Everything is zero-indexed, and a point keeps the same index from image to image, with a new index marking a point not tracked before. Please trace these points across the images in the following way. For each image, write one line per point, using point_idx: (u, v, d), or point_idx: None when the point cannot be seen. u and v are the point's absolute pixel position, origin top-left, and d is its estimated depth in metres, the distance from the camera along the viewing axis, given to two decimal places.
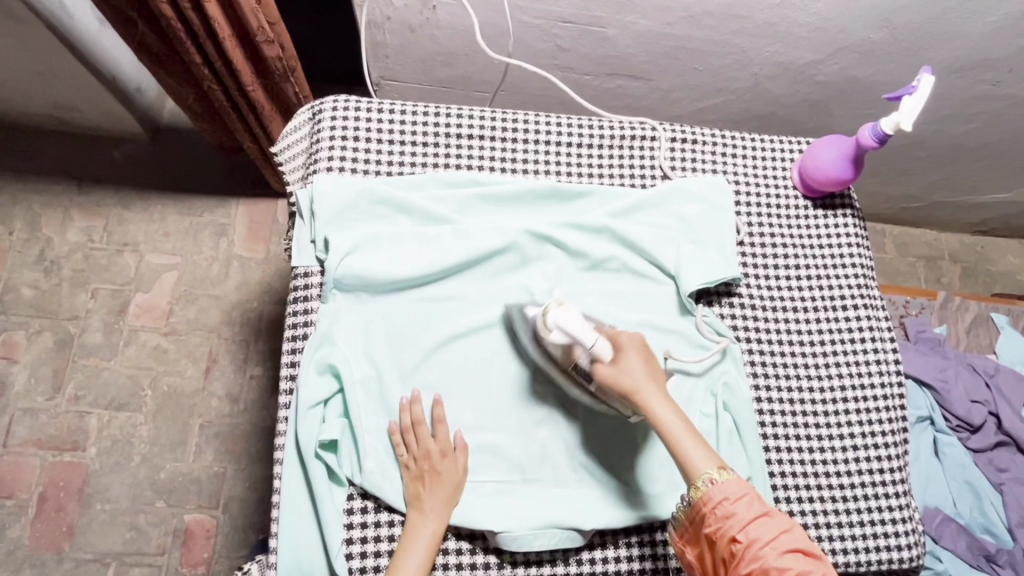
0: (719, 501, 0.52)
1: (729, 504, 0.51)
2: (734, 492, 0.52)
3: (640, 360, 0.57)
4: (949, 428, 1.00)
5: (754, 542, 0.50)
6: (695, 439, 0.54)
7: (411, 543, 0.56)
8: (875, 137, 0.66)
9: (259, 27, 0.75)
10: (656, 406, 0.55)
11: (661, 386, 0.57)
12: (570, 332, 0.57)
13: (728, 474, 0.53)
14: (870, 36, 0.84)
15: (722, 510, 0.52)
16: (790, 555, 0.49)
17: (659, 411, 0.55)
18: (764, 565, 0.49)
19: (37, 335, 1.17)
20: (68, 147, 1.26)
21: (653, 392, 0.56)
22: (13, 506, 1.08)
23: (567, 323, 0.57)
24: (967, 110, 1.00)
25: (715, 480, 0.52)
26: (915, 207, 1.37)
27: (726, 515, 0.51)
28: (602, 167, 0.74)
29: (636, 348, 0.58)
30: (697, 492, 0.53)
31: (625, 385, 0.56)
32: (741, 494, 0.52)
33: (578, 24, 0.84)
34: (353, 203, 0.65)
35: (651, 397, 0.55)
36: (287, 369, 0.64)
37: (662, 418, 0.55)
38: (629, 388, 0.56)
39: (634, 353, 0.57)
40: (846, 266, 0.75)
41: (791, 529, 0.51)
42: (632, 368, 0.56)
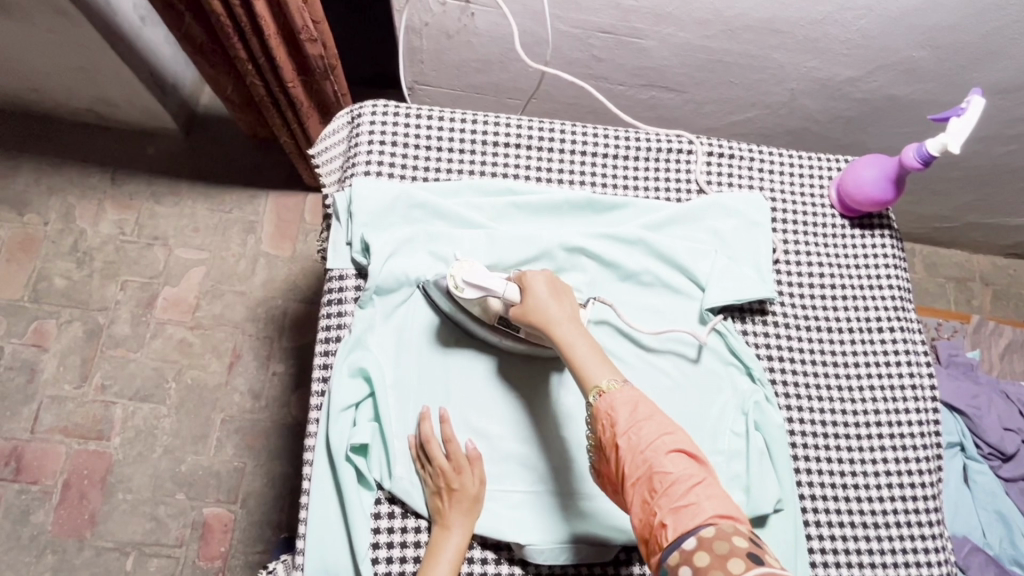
0: (607, 409, 0.52)
1: (614, 411, 0.51)
2: (623, 400, 0.52)
3: (548, 289, 0.58)
4: (981, 455, 0.98)
5: (638, 448, 0.49)
6: (597, 356, 0.55)
7: (435, 555, 0.56)
8: (920, 157, 0.65)
9: (304, 26, 0.77)
10: (565, 332, 0.56)
11: (571, 311, 0.58)
12: (478, 285, 0.59)
13: (619, 386, 0.53)
14: (913, 54, 0.82)
15: (609, 418, 0.51)
16: (672, 455, 0.48)
17: (571, 340, 0.56)
18: (649, 471, 0.48)
19: (67, 324, 1.19)
20: (105, 141, 1.28)
21: (559, 319, 0.57)
22: (38, 491, 1.10)
23: (474, 278, 0.59)
24: (1008, 132, 0.98)
25: (605, 393, 0.52)
26: (947, 227, 1.34)
27: (612, 423, 0.51)
28: (637, 179, 0.73)
29: (543, 279, 0.59)
30: (592, 407, 0.53)
31: (535, 318, 0.57)
32: (629, 400, 0.52)
33: (616, 34, 0.84)
34: (391, 208, 0.66)
35: (557, 324, 0.56)
36: (320, 370, 0.64)
37: (570, 345, 0.55)
38: (536, 318, 0.57)
39: (541, 285, 0.59)
40: (883, 288, 0.74)
41: (675, 431, 0.50)
42: (533, 302, 0.58)
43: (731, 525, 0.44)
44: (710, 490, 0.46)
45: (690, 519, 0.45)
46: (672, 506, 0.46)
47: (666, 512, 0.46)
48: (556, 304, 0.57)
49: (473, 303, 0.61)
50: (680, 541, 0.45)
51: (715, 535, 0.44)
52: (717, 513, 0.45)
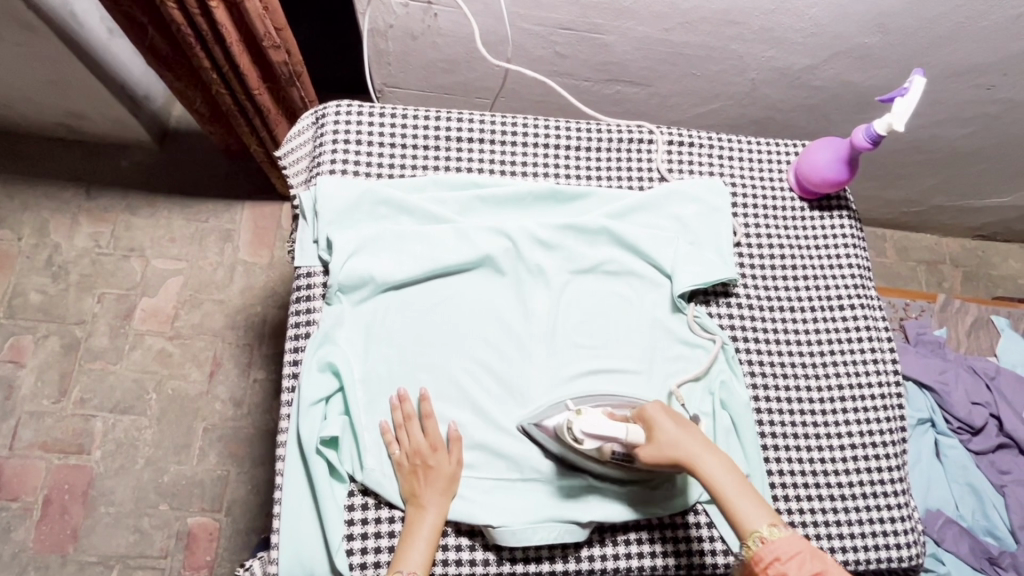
0: (772, 561, 0.48)
1: (781, 563, 0.48)
2: (787, 550, 0.48)
3: (677, 425, 0.55)
4: (950, 430, 1.00)
5: None
6: (749, 495, 0.51)
7: (412, 537, 0.57)
8: (869, 138, 0.67)
9: (266, 33, 0.77)
10: (714, 471, 0.52)
11: (707, 445, 0.54)
12: (598, 435, 0.55)
13: (781, 531, 0.49)
14: (865, 41, 0.85)
15: (774, 570, 0.48)
16: None
17: (717, 479, 0.52)
18: None
19: (44, 339, 1.18)
20: (78, 155, 1.28)
21: (699, 453, 0.53)
22: (18, 508, 1.09)
23: (590, 428, 0.55)
24: (964, 115, 1.00)
25: (768, 539, 0.49)
26: (915, 211, 1.37)
27: (778, 575, 0.47)
28: (600, 170, 0.75)
29: (665, 415, 0.55)
30: (751, 553, 0.49)
31: (674, 456, 0.53)
32: (794, 553, 0.48)
33: (577, 31, 0.86)
34: (355, 203, 0.67)
35: (700, 462, 0.53)
36: (290, 367, 0.65)
37: (716, 483, 0.52)
38: (676, 458, 0.53)
39: (665, 420, 0.55)
40: (842, 267, 0.76)
41: None
42: (667, 441, 0.54)
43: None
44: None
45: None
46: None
47: None
48: (693, 444, 0.53)
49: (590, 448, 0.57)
50: None
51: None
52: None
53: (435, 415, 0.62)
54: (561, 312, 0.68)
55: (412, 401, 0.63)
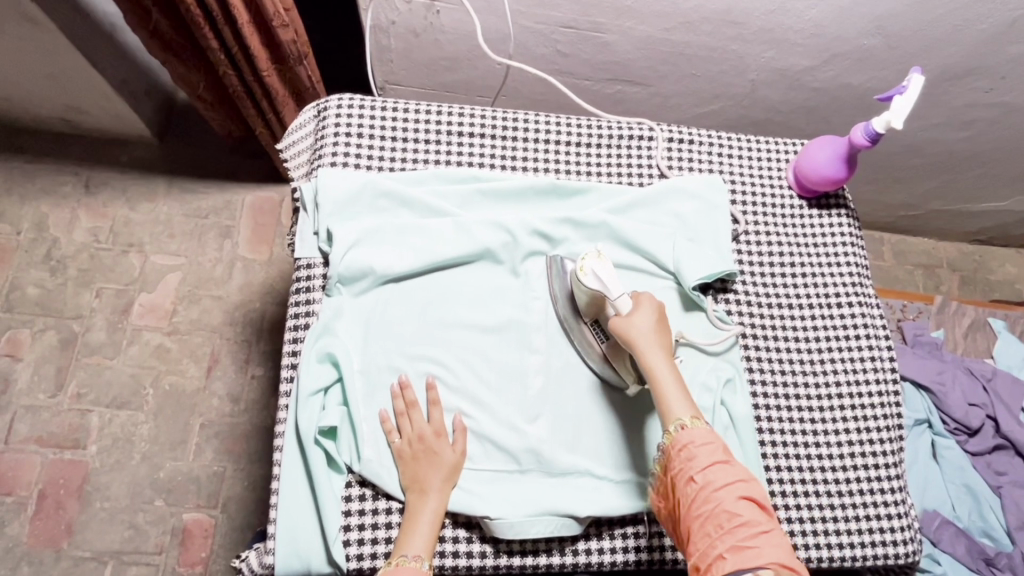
0: (686, 444, 0.54)
1: (694, 448, 0.54)
2: (701, 440, 0.54)
3: (654, 320, 0.60)
4: (947, 431, 1.01)
5: (711, 486, 0.52)
6: (679, 388, 0.57)
7: (413, 523, 0.57)
8: (868, 135, 0.67)
9: (275, 12, 0.79)
10: (659, 364, 0.58)
11: (667, 351, 0.59)
12: (602, 285, 0.61)
13: (700, 425, 0.55)
14: (864, 43, 0.85)
15: (687, 453, 0.54)
16: (745, 503, 0.51)
17: (658, 369, 0.57)
18: (718, 509, 0.51)
19: (41, 333, 1.18)
20: (79, 149, 1.28)
21: (654, 346, 0.58)
22: (13, 502, 1.09)
23: (602, 274, 0.61)
24: (962, 118, 1.01)
25: (687, 428, 0.55)
26: (913, 214, 1.38)
27: (690, 458, 0.53)
28: (599, 166, 0.75)
29: (651, 307, 0.60)
30: (668, 437, 0.55)
31: (633, 342, 0.59)
32: (708, 441, 0.54)
33: (578, 29, 0.86)
34: (356, 195, 0.67)
35: (652, 354, 0.58)
36: (289, 358, 0.65)
37: (657, 372, 0.57)
38: (636, 342, 0.59)
39: (647, 313, 0.60)
40: (840, 265, 0.76)
41: (748, 479, 0.53)
42: (637, 324, 0.59)
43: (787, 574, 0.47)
44: (773, 538, 0.49)
45: (751, 560, 0.48)
46: (735, 544, 0.49)
47: (726, 546, 0.49)
48: (656, 340, 0.58)
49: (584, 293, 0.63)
50: None
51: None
52: (776, 561, 0.48)
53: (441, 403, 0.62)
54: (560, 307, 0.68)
55: (416, 389, 0.63)
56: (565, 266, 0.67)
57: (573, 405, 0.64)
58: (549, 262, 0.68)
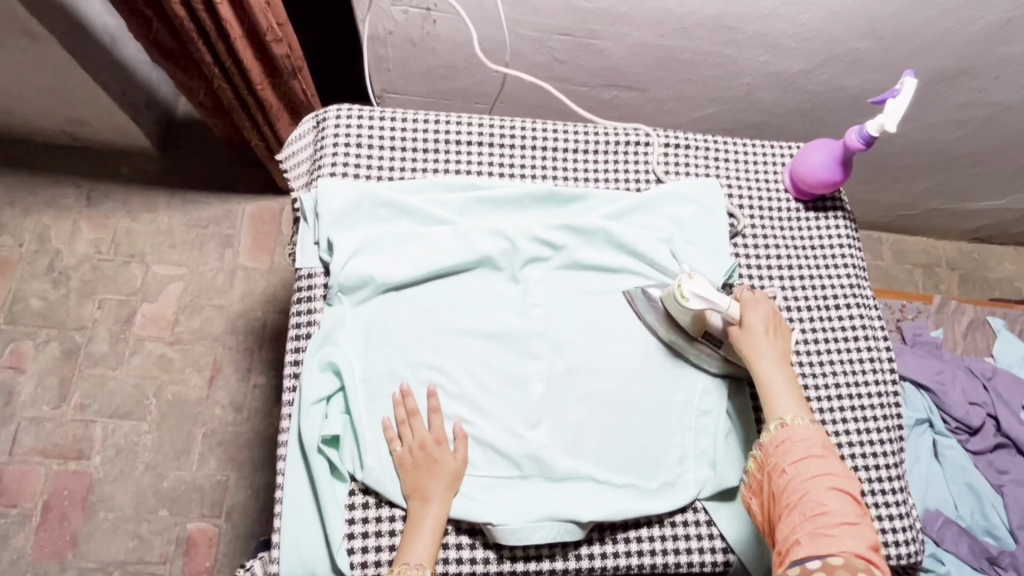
0: (784, 440, 0.58)
1: (791, 443, 0.58)
2: (800, 437, 0.58)
3: (766, 324, 0.64)
4: (948, 430, 1.01)
5: (800, 476, 0.56)
6: (790, 391, 0.61)
7: (416, 530, 0.57)
8: (862, 139, 0.68)
9: (269, 27, 0.79)
10: (770, 370, 0.62)
11: (779, 354, 0.63)
12: (705, 299, 0.62)
13: (801, 423, 0.59)
14: (857, 45, 0.86)
15: (783, 447, 0.58)
16: (834, 496, 0.54)
17: (768, 375, 0.62)
18: (804, 497, 0.54)
19: (44, 345, 1.19)
20: (80, 161, 1.29)
21: (768, 353, 0.62)
22: (18, 514, 1.09)
23: (701, 290, 0.62)
24: (958, 118, 1.02)
25: (787, 425, 0.59)
26: (911, 214, 1.38)
27: (785, 451, 0.57)
28: (597, 173, 0.76)
29: (763, 311, 0.64)
30: (768, 434, 0.60)
31: (748, 347, 0.63)
32: (808, 437, 0.57)
33: (574, 36, 0.87)
34: (356, 204, 0.67)
35: (764, 360, 0.62)
36: (291, 367, 0.66)
37: (768, 377, 0.61)
38: (750, 350, 0.63)
39: (760, 321, 0.64)
40: (838, 266, 0.76)
41: (844, 477, 0.55)
42: (751, 333, 0.63)
43: (864, 564, 0.50)
44: (857, 531, 0.52)
45: (826, 547, 0.51)
46: (812, 530, 0.52)
47: (804, 532, 0.52)
48: (770, 344, 0.62)
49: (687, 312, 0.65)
50: (808, 559, 0.51)
51: (844, 565, 0.50)
52: (854, 551, 0.51)
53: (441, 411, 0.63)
54: (559, 313, 0.68)
55: (417, 396, 0.63)
56: (649, 292, 0.69)
57: (574, 411, 0.65)
58: (630, 296, 0.69)
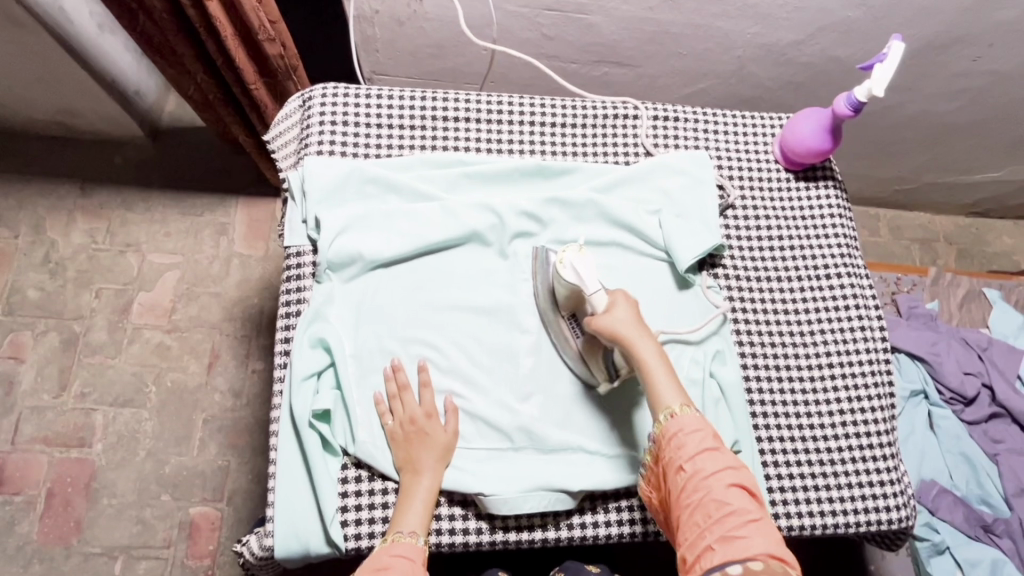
0: (675, 432, 0.55)
1: (683, 435, 0.54)
2: (691, 427, 0.54)
3: (631, 313, 0.59)
4: (943, 401, 1.01)
5: (699, 473, 0.53)
6: (668, 377, 0.56)
7: (408, 501, 0.58)
8: (850, 105, 0.67)
9: (261, 26, 0.79)
10: (644, 352, 0.57)
11: (653, 335, 0.58)
12: (580, 278, 0.60)
13: (690, 412, 0.55)
14: (849, 14, 0.85)
15: (676, 441, 0.54)
16: (735, 491, 0.52)
17: (643, 356, 0.57)
18: (706, 497, 0.52)
19: (43, 335, 1.19)
20: (73, 152, 1.29)
21: (636, 336, 0.57)
22: (22, 501, 1.10)
23: (581, 268, 0.60)
24: (952, 88, 1.01)
25: (676, 415, 0.55)
26: (907, 188, 1.37)
27: (679, 446, 0.54)
28: (585, 146, 0.76)
29: (629, 303, 0.59)
30: (659, 425, 0.56)
31: (611, 331, 0.57)
32: (698, 428, 0.55)
33: (562, 11, 0.86)
34: (342, 182, 0.67)
35: (635, 342, 0.57)
36: (282, 345, 0.66)
37: (644, 359, 0.56)
38: (618, 334, 0.57)
39: (624, 308, 0.59)
40: (828, 236, 0.76)
41: (739, 468, 0.53)
42: (617, 315, 0.58)
43: (778, 564, 0.48)
44: (761, 526, 0.50)
45: (740, 551, 0.49)
46: (722, 533, 0.50)
47: (714, 537, 0.50)
48: (640, 327, 0.58)
49: (563, 285, 0.62)
50: (725, 567, 0.48)
51: (762, 570, 0.47)
52: (765, 550, 0.48)
53: (432, 385, 0.63)
54: None
55: (407, 371, 0.64)
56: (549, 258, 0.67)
57: (564, 383, 0.65)
58: (536, 254, 0.68)
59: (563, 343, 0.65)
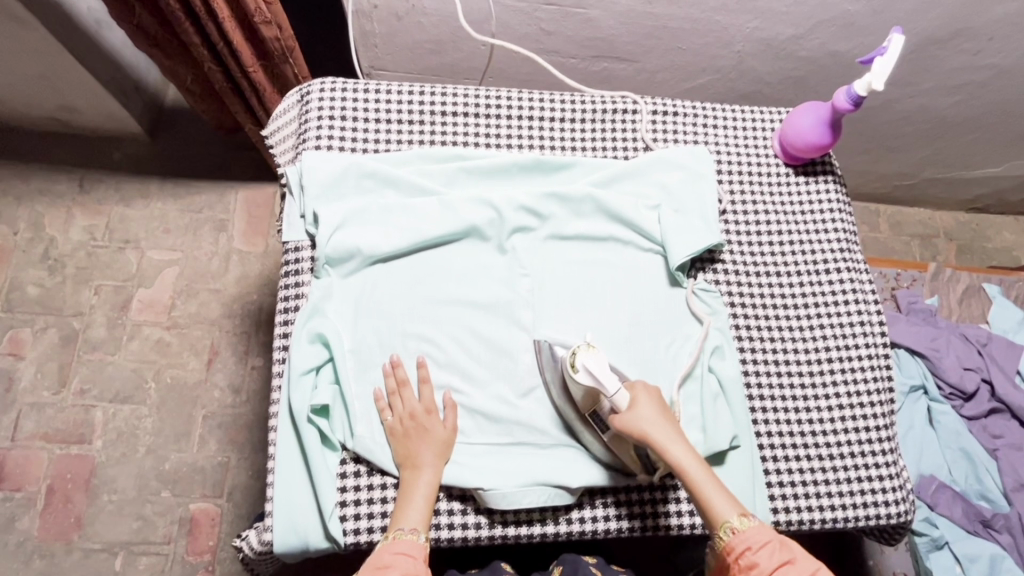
0: (742, 551, 0.53)
1: (751, 553, 0.53)
2: (756, 540, 0.53)
3: (656, 409, 0.58)
4: (943, 396, 1.01)
5: None
6: (714, 484, 0.55)
7: (408, 497, 0.58)
8: (850, 99, 0.67)
9: (256, 8, 0.79)
10: (677, 453, 0.56)
11: (678, 430, 0.57)
12: (596, 377, 0.58)
13: (750, 521, 0.54)
14: (848, 8, 0.85)
15: (745, 560, 0.53)
16: None
17: (677, 458, 0.56)
18: None
19: (42, 332, 1.19)
20: (71, 148, 1.29)
21: (665, 437, 0.56)
22: (22, 498, 1.11)
23: (594, 365, 0.59)
24: (952, 82, 1.00)
25: (738, 530, 0.54)
26: (907, 184, 1.37)
27: (749, 565, 0.53)
28: (584, 140, 0.75)
29: (649, 395, 0.59)
30: (722, 542, 0.55)
31: (636, 430, 0.56)
32: (764, 542, 0.53)
33: (562, 6, 0.86)
34: (340, 177, 0.67)
35: (666, 443, 0.56)
36: (281, 340, 0.66)
37: (682, 465, 0.55)
38: (645, 435, 0.56)
39: (648, 405, 0.58)
40: (828, 231, 0.76)
41: (816, 573, 0.52)
42: (643, 416, 0.57)
43: None
44: None
45: None
46: None
47: None
48: (667, 426, 0.57)
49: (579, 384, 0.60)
50: None
51: None
52: None
53: (431, 381, 0.63)
54: (547, 282, 0.68)
55: (407, 367, 0.64)
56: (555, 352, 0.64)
57: None
58: (537, 346, 0.65)
59: (589, 441, 0.62)
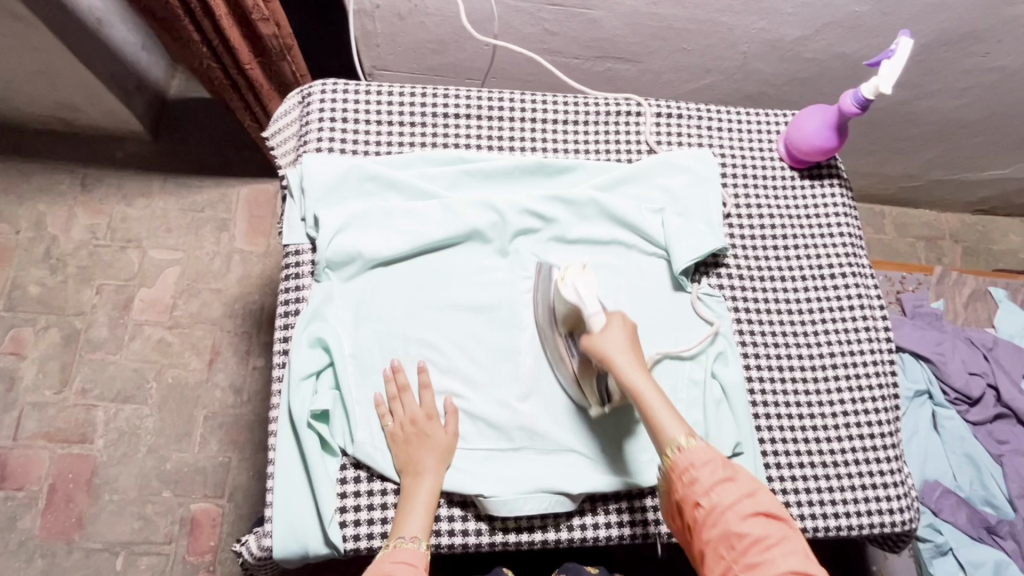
0: (686, 467, 0.52)
1: (695, 470, 0.52)
2: (701, 459, 0.52)
3: (627, 336, 0.56)
4: (948, 401, 1.00)
5: (717, 507, 0.51)
6: (667, 409, 0.53)
7: (409, 504, 0.57)
8: (857, 102, 0.67)
9: (254, 6, 0.78)
10: (637, 378, 0.54)
11: (643, 358, 0.55)
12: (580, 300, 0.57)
13: (698, 444, 0.53)
14: (856, 9, 0.84)
15: (688, 476, 0.52)
16: (754, 519, 0.50)
17: (637, 383, 0.54)
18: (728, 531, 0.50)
19: (44, 331, 1.19)
20: (74, 147, 1.28)
21: (626, 361, 0.54)
22: (24, 497, 1.11)
23: (581, 288, 0.57)
24: (960, 84, 0.99)
25: (683, 450, 0.52)
26: (913, 185, 1.36)
27: (691, 481, 0.52)
28: (587, 143, 0.75)
29: (626, 325, 0.56)
30: (668, 460, 0.53)
31: (603, 353, 0.55)
32: (708, 460, 0.52)
33: (565, 6, 0.85)
34: (341, 180, 0.67)
35: (626, 368, 0.54)
36: (281, 343, 0.66)
37: (638, 388, 0.54)
38: (610, 359, 0.54)
39: (617, 330, 0.55)
40: (833, 235, 0.75)
41: (755, 492, 0.51)
42: (612, 339, 0.55)
43: None
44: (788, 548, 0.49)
45: None
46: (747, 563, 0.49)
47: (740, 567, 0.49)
48: (632, 352, 0.55)
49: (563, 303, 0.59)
50: None
51: None
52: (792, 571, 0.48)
53: (432, 386, 0.63)
54: None
55: (408, 372, 0.63)
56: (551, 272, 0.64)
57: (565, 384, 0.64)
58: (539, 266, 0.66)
59: (558, 362, 0.63)
